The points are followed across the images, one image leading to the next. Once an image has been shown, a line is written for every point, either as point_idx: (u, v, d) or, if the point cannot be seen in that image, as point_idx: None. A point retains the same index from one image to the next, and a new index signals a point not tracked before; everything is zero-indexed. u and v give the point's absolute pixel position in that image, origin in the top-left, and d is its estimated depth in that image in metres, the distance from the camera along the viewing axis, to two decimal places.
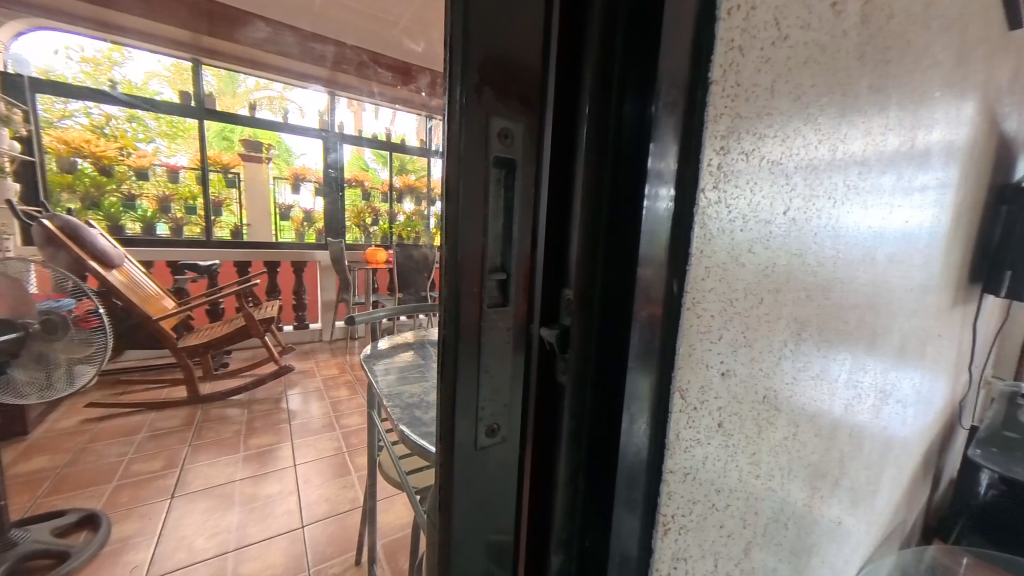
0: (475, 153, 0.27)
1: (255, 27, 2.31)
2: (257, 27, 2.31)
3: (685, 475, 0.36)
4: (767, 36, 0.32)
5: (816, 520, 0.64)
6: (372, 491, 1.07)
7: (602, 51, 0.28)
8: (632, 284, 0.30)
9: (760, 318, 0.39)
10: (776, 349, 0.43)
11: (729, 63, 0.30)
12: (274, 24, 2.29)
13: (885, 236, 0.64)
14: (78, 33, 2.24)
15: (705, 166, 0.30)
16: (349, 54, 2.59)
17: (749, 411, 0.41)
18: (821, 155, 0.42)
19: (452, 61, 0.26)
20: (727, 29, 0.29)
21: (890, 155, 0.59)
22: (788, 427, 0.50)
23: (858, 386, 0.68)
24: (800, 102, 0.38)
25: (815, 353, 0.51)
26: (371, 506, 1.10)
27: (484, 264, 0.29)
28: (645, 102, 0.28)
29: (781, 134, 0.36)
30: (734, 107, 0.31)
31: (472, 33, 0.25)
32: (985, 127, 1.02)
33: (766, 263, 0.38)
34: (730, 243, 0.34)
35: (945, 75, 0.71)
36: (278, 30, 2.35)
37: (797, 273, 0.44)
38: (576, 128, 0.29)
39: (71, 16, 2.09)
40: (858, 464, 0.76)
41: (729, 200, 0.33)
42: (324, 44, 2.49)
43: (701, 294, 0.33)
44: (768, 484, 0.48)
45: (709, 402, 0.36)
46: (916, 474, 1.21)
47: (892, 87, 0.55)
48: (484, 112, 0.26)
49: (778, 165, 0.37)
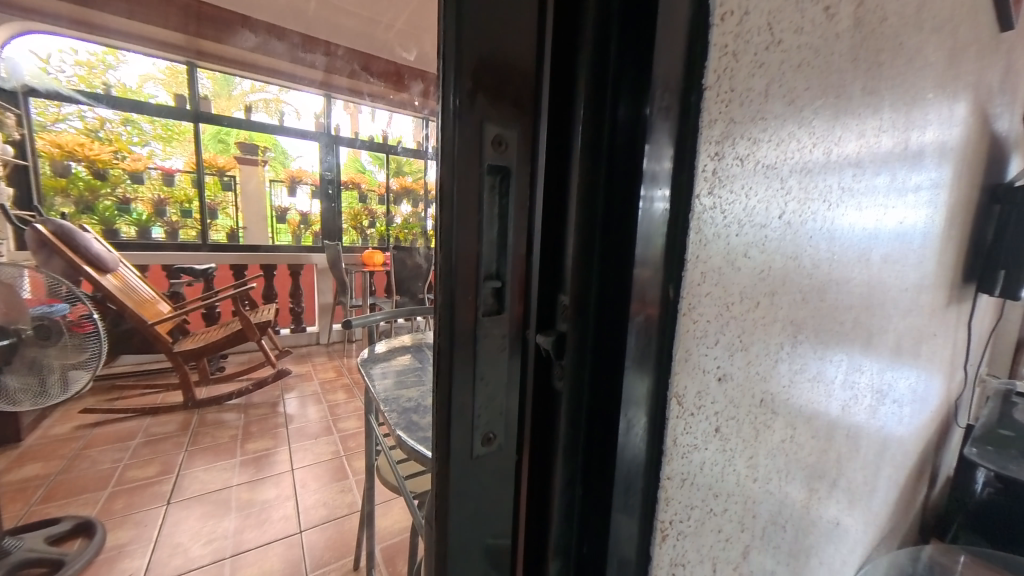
0: (469, 160, 0.27)
1: (245, 36, 2.36)
2: (246, 37, 2.37)
3: (682, 480, 0.35)
4: (760, 41, 0.32)
5: (814, 522, 0.64)
6: (370, 495, 1.06)
7: (596, 53, 0.28)
8: (628, 289, 0.30)
9: (756, 322, 0.39)
10: (772, 352, 0.43)
11: (722, 69, 0.30)
12: (261, 33, 2.35)
13: (880, 237, 0.65)
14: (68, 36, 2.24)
15: (700, 171, 0.30)
16: (340, 62, 2.66)
17: (746, 414, 0.41)
18: (815, 158, 0.42)
19: (444, 66, 0.26)
20: (720, 35, 0.29)
21: (884, 156, 0.59)
22: (785, 429, 0.50)
23: (855, 387, 0.68)
24: (794, 105, 0.38)
25: (811, 355, 0.51)
26: (369, 510, 1.09)
27: (479, 271, 0.28)
28: (638, 106, 0.28)
29: (776, 138, 0.36)
30: (728, 111, 0.31)
31: (464, 35, 0.25)
32: (977, 127, 1.02)
33: (761, 267, 0.38)
34: (725, 247, 0.34)
35: (937, 77, 0.72)
36: (266, 39, 2.40)
37: (793, 276, 0.44)
38: (570, 134, 0.29)
39: (52, 18, 2.10)
40: (855, 464, 0.76)
41: (724, 205, 0.33)
42: (314, 53, 2.56)
43: (697, 299, 0.33)
44: (765, 487, 0.47)
45: (706, 406, 0.36)
46: (911, 473, 1.21)
47: (885, 90, 0.55)
48: (478, 119, 0.26)
49: (773, 169, 0.37)
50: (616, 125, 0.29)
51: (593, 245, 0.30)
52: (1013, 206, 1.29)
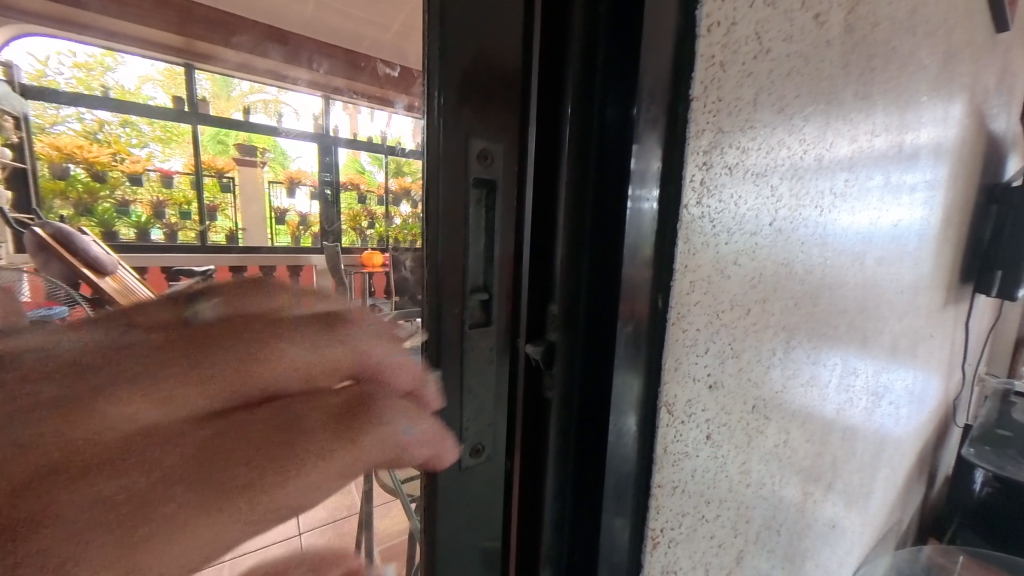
0: (455, 174, 0.27)
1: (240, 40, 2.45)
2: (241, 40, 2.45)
3: (673, 488, 0.36)
4: (748, 51, 0.32)
5: (809, 524, 0.64)
6: (368, 497, 1.07)
7: (582, 65, 0.28)
8: (616, 298, 0.30)
9: (747, 329, 0.39)
10: (764, 357, 0.43)
11: (709, 79, 0.30)
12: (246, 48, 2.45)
13: (874, 240, 0.65)
14: None
15: (688, 182, 0.30)
16: None
17: (738, 420, 0.41)
18: (806, 164, 0.43)
19: (429, 82, 0.27)
20: (707, 46, 0.29)
21: (877, 158, 0.59)
22: (778, 434, 0.50)
23: (850, 389, 0.68)
24: (784, 113, 0.38)
25: (805, 359, 0.51)
26: (368, 513, 1.10)
27: (465, 284, 0.29)
28: (623, 116, 0.28)
29: (765, 146, 0.36)
30: (716, 121, 0.31)
31: (449, 50, 0.25)
32: (973, 128, 1.03)
33: (752, 274, 0.39)
34: (715, 256, 0.34)
35: (931, 80, 0.72)
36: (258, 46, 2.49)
37: (784, 282, 0.44)
38: (557, 143, 0.29)
39: None
40: (851, 466, 0.76)
41: (713, 214, 0.33)
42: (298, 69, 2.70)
43: (686, 308, 0.33)
44: (758, 492, 0.48)
45: (697, 415, 0.36)
46: (911, 473, 1.21)
47: (878, 93, 0.55)
48: (463, 133, 0.27)
49: (762, 177, 0.37)
50: (603, 135, 0.29)
51: (581, 254, 0.30)
52: (1009, 207, 1.29)
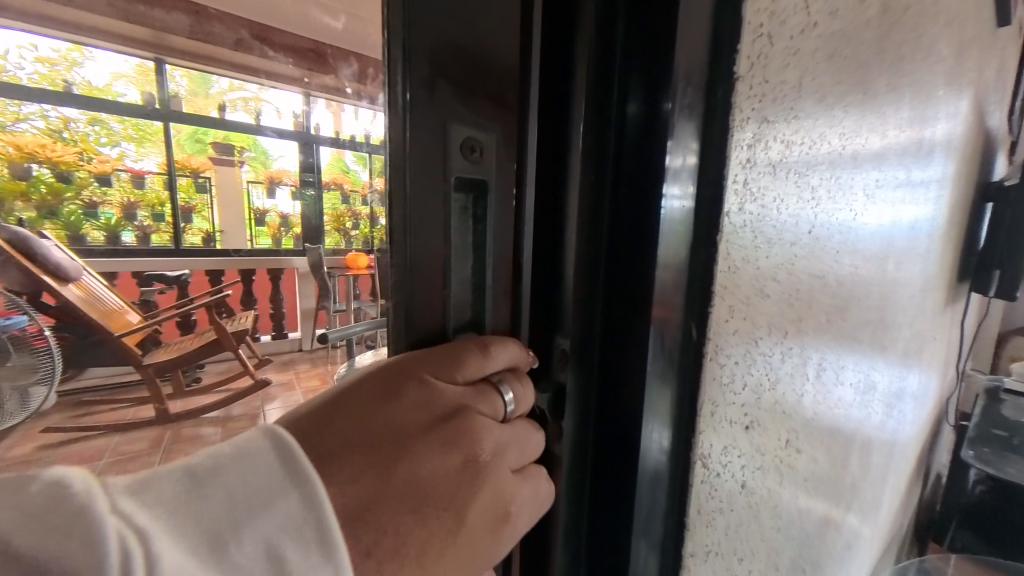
0: (429, 176, 0.22)
1: None
2: None
3: (706, 554, 0.30)
4: (796, 23, 0.27)
5: (831, 549, 0.60)
6: None
7: (597, 42, 0.23)
8: (650, 331, 0.24)
9: (784, 354, 0.34)
10: (799, 383, 0.37)
11: (757, 54, 0.24)
12: None
13: (894, 241, 0.60)
14: (34, 33, 2.19)
15: (730, 185, 0.24)
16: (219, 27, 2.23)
17: (773, 459, 0.36)
18: (843, 161, 0.37)
19: (393, 62, 0.21)
20: (754, 13, 0.23)
21: (902, 151, 0.54)
22: (808, 463, 0.44)
23: (870, 401, 0.64)
24: (825, 103, 0.32)
25: (834, 377, 0.46)
26: None
27: (446, 318, 0.24)
28: (648, 107, 0.22)
29: (808, 140, 0.31)
30: (761, 108, 0.25)
31: (417, 26, 0.21)
32: (974, 122, 0.99)
33: (790, 291, 0.33)
34: (755, 274, 0.28)
35: (947, 72, 0.68)
36: None
37: (819, 296, 0.38)
38: (566, 141, 0.24)
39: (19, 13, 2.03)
40: (867, 480, 0.72)
41: (756, 223, 0.27)
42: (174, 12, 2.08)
43: (724, 339, 0.26)
44: (788, 532, 0.42)
45: (732, 463, 0.30)
46: (912, 478, 1.17)
47: (906, 84, 0.50)
48: (441, 119, 0.21)
49: (804, 177, 0.31)
50: (626, 132, 0.23)
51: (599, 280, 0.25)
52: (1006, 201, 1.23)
